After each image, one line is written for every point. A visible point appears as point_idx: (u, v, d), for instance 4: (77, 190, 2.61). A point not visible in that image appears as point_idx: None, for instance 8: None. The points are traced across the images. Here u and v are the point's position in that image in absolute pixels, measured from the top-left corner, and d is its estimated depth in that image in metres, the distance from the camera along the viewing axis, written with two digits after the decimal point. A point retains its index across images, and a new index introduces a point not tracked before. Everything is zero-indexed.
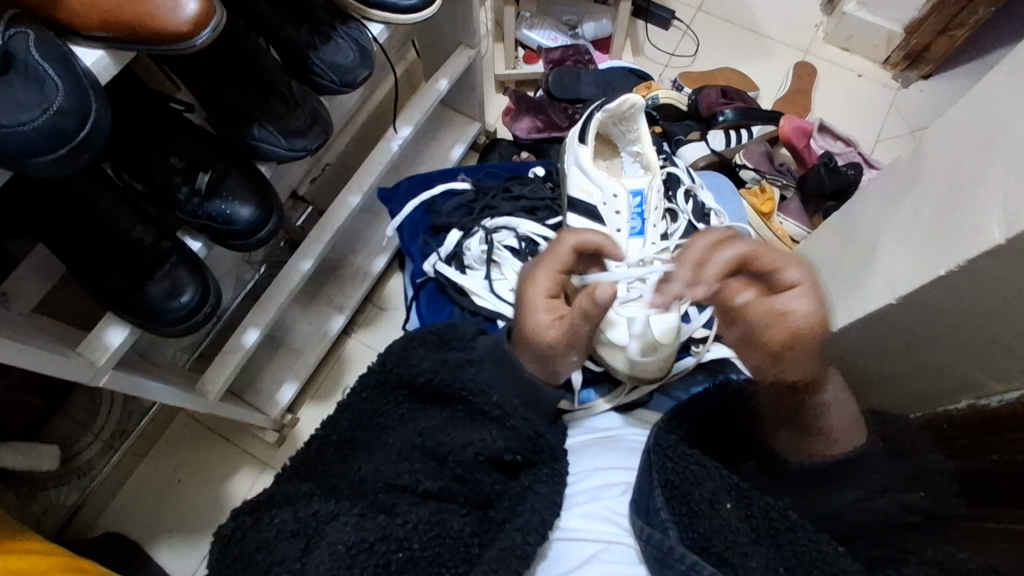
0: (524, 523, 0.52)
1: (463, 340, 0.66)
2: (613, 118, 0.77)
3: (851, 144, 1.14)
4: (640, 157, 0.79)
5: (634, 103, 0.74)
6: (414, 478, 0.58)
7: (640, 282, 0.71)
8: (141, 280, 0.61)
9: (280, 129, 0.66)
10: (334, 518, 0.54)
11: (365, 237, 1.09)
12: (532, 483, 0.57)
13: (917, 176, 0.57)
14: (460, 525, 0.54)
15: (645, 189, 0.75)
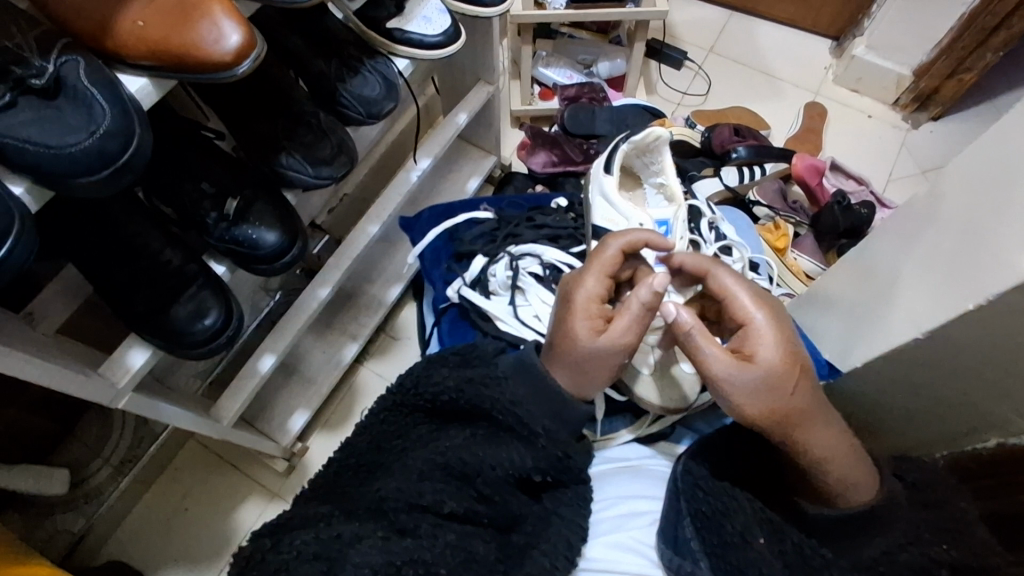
0: (552, 549, 0.53)
1: (487, 358, 0.65)
2: (636, 150, 0.79)
3: (862, 182, 1.15)
4: (663, 188, 0.81)
5: (657, 136, 0.76)
6: (437, 500, 0.56)
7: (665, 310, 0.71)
8: (166, 302, 0.62)
9: (307, 158, 0.68)
10: (357, 541, 0.53)
11: (380, 266, 1.10)
12: (556, 507, 0.58)
13: (935, 213, 0.56)
14: (484, 550, 0.54)
15: (670, 219, 0.76)
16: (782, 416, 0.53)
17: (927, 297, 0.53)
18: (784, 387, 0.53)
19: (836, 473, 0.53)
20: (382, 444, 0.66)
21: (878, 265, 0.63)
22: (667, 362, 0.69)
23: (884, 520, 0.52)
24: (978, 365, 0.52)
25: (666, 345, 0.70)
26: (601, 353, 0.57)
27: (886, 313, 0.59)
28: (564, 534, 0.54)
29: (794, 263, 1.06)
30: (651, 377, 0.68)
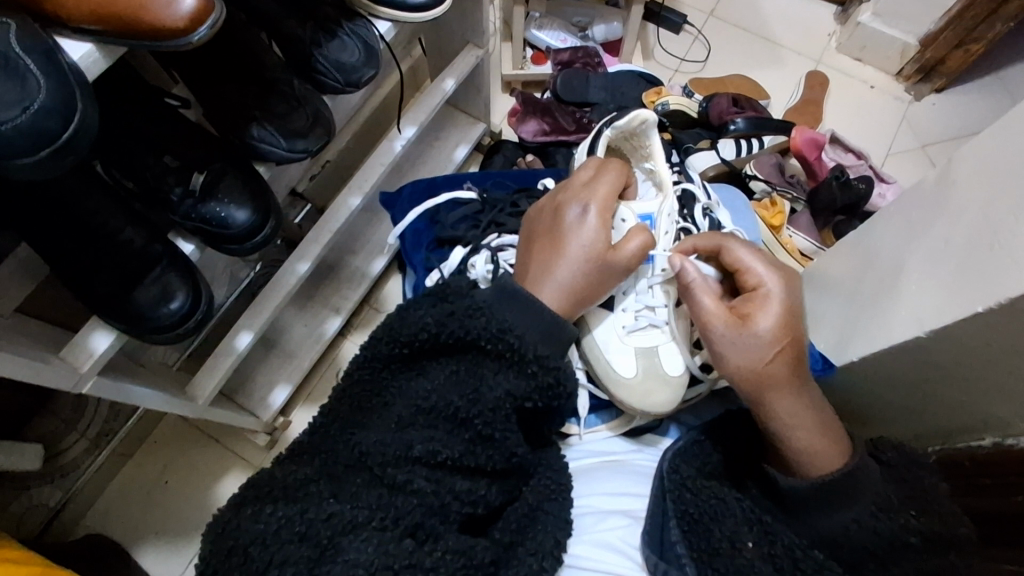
0: (538, 547, 0.51)
1: (462, 291, 0.59)
2: (623, 134, 0.75)
3: (862, 157, 1.12)
4: (652, 175, 0.76)
5: (644, 118, 0.72)
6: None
7: (649, 310, 0.69)
8: (128, 285, 0.58)
9: (281, 129, 0.64)
10: (353, 531, 0.48)
11: (363, 238, 1.06)
12: (540, 503, 0.55)
13: (945, 203, 0.53)
14: (482, 554, 0.50)
15: (655, 212, 0.71)
16: (763, 374, 0.54)
17: (934, 293, 0.51)
18: (766, 351, 0.54)
19: (803, 440, 0.53)
20: (363, 404, 0.57)
21: (881, 255, 0.60)
22: (649, 365, 0.67)
23: (851, 506, 0.50)
24: (981, 367, 0.50)
25: (647, 347, 0.68)
26: (603, 276, 0.62)
27: (888, 307, 0.56)
28: (552, 530, 0.52)
29: (789, 241, 1.02)
30: (632, 382, 0.66)
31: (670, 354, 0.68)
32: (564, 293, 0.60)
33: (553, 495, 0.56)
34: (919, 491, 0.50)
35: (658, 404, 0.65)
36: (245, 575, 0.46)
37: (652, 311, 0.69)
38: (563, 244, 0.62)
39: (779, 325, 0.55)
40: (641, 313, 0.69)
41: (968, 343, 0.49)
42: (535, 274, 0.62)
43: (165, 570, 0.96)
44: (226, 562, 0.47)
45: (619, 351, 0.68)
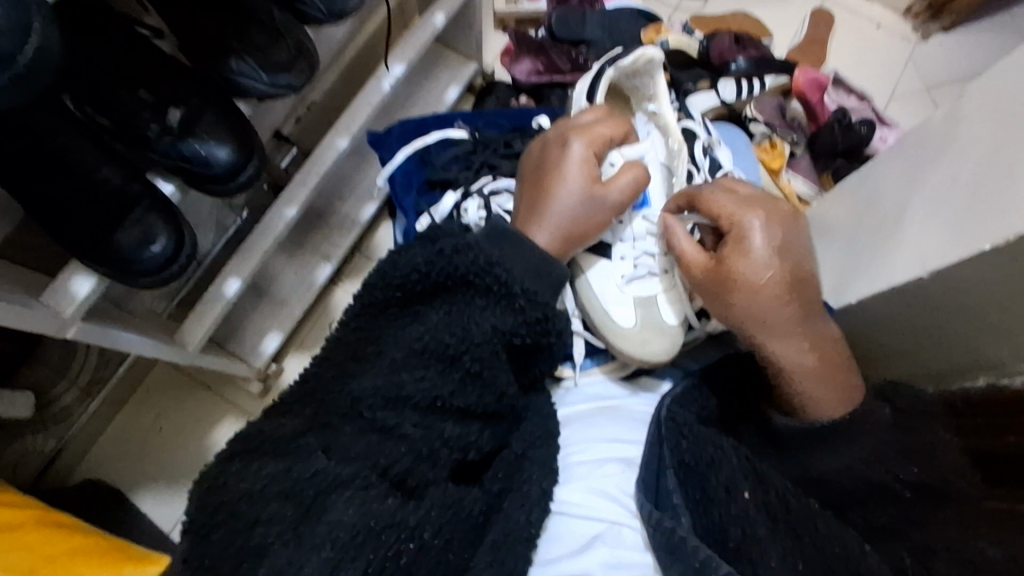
0: (526, 501, 0.52)
1: (455, 232, 0.58)
2: (626, 73, 0.73)
3: (865, 99, 1.08)
4: (655, 118, 0.74)
5: (651, 57, 0.71)
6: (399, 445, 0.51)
7: (647, 259, 0.68)
8: (107, 228, 0.56)
9: (262, 63, 0.60)
10: (337, 488, 0.48)
11: (353, 182, 1.03)
12: (525, 450, 0.56)
13: (954, 140, 0.51)
14: (472, 504, 0.51)
15: (647, 155, 0.69)
16: (750, 323, 0.56)
17: (938, 232, 0.50)
18: (750, 300, 0.55)
19: (803, 386, 0.55)
20: (358, 355, 0.56)
21: (883, 196, 0.58)
22: (646, 315, 0.66)
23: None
24: (985, 310, 0.50)
25: (645, 298, 0.67)
26: (592, 213, 0.60)
27: (889, 249, 0.55)
28: (536, 481, 0.53)
29: (787, 186, 1.01)
30: (629, 331, 0.65)
31: (667, 304, 0.67)
32: (553, 231, 0.59)
33: (541, 444, 0.56)
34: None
35: (656, 353, 0.64)
36: (237, 531, 0.46)
37: (652, 260, 0.68)
38: (551, 182, 0.61)
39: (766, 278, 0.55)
40: (640, 261, 0.68)
41: (973, 285, 0.48)
42: (525, 214, 0.61)
43: (163, 515, 0.96)
44: (211, 520, 0.47)
45: (617, 301, 0.67)
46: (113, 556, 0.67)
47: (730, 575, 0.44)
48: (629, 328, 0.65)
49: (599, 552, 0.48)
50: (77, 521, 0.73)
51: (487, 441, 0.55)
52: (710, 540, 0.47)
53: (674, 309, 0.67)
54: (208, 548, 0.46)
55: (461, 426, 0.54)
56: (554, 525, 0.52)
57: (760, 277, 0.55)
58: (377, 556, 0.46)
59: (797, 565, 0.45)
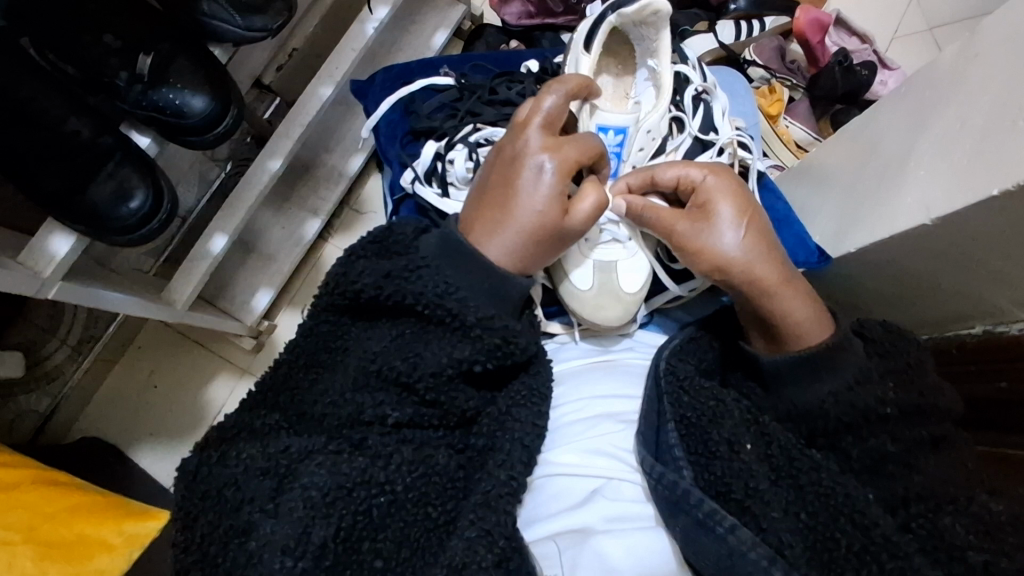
0: (506, 457, 0.50)
1: (406, 242, 0.55)
2: (632, 23, 0.66)
3: (866, 40, 1.04)
4: (655, 76, 0.68)
5: (656, 9, 0.64)
6: (379, 412, 0.52)
7: (614, 222, 0.63)
8: (82, 182, 0.54)
9: (233, 3, 0.57)
10: (308, 457, 0.49)
11: (339, 133, 1.00)
12: (510, 407, 0.53)
13: (966, 81, 0.49)
14: (445, 459, 0.51)
15: (631, 126, 0.66)
16: (755, 266, 0.54)
17: (945, 176, 0.48)
18: (746, 240, 0.54)
19: (789, 316, 0.53)
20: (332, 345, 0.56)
21: (890, 142, 0.56)
22: (605, 280, 0.62)
23: (838, 377, 0.51)
24: (988, 257, 0.49)
25: (607, 262, 0.63)
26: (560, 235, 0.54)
27: (892, 197, 0.54)
28: (518, 436, 0.51)
29: (785, 131, 0.98)
30: (585, 294, 0.62)
31: (630, 270, 0.63)
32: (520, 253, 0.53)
33: (529, 400, 0.53)
34: (914, 394, 0.50)
35: (607, 318, 0.62)
36: (221, 512, 0.47)
37: (618, 224, 0.63)
38: (512, 199, 0.53)
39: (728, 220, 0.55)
40: (606, 225, 0.63)
41: (976, 232, 0.47)
42: (480, 236, 0.54)
43: (160, 471, 0.97)
44: (200, 505, 0.48)
45: (577, 265, 0.63)
46: (112, 511, 0.68)
47: (737, 529, 0.44)
48: (583, 292, 0.62)
49: (599, 506, 0.48)
50: (77, 481, 0.72)
51: (471, 404, 0.53)
52: (713, 492, 0.48)
53: (635, 275, 0.63)
54: (206, 509, 0.48)
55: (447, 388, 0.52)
56: (550, 484, 0.51)
57: (720, 223, 0.55)
58: (346, 514, 0.46)
59: (800, 517, 0.46)
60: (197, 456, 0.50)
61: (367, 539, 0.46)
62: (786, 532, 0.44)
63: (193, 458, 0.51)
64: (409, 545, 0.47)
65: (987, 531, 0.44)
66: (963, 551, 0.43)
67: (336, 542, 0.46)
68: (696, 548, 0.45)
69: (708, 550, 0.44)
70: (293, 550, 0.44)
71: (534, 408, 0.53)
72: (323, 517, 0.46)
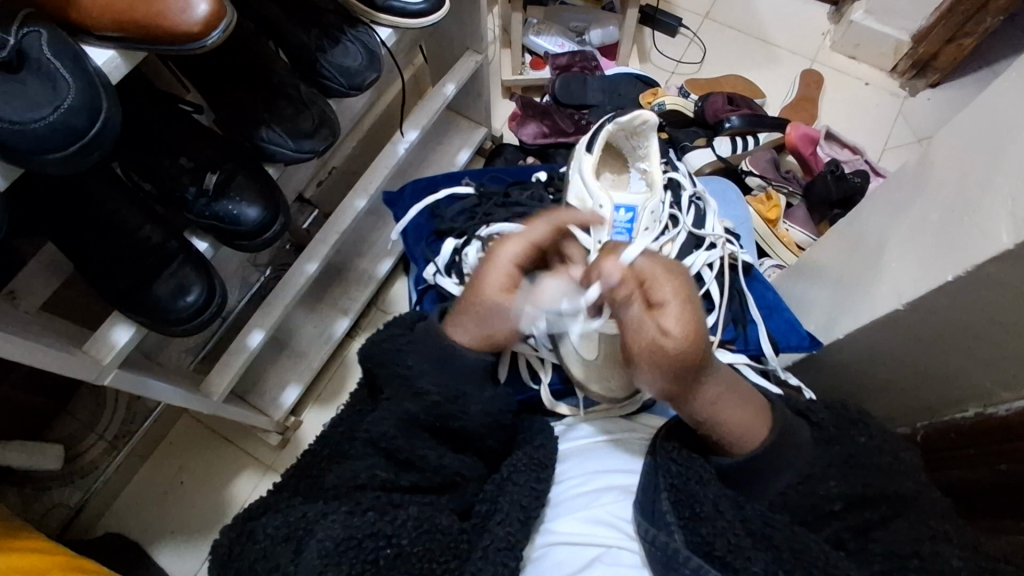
0: (505, 515, 0.52)
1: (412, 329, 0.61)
2: (624, 132, 0.75)
3: (857, 152, 1.12)
4: (646, 175, 0.76)
5: (645, 118, 0.72)
6: (369, 475, 0.57)
7: None
8: (147, 280, 0.61)
9: (287, 131, 0.67)
10: (323, 517, 0.52)
11: (370, 240, 1.09)
12: (510, 474, 0.56)
13: (924, 183, 0.55)
14: (449, 522, 0.53)
15: (638, 206, 0.74)
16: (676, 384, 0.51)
17: (911, 265, 0.53)
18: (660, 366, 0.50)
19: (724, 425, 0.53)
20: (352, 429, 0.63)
21: (867, 236, 0.62)
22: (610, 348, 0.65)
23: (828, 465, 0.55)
24: (958, 337, 0.52)
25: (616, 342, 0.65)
26: (485, 312, 0.59)
27: (869, 285, 0.59)
28: (516, 498, 0.54)
29: (785, 234, 1.05)
30: (590, 365, 0.66)
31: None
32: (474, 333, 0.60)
33: (530, 468, 0.57)
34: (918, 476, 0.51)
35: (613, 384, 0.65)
36: None
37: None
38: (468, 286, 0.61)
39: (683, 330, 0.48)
40: None
41: (947, 315, 0.51)
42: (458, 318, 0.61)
43: (182, 567, 0.98)
44: None
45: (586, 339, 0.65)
46: None
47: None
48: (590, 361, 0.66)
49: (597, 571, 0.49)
50: (102, 569, 0.74)
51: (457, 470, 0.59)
52: (701, 553, 0.49)
53: None
54: None
55: (433, 452, 0.59)
56: (553, 552, 0.52)
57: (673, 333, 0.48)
58: (356, 563, 0.49)
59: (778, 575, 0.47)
60: (228, 535, 0.53)
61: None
62: None
63: (225, 537, 0.53)
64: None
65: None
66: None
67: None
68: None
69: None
70: None
71: (534, 475, 0.56)
72: (335, 566, 0.48)
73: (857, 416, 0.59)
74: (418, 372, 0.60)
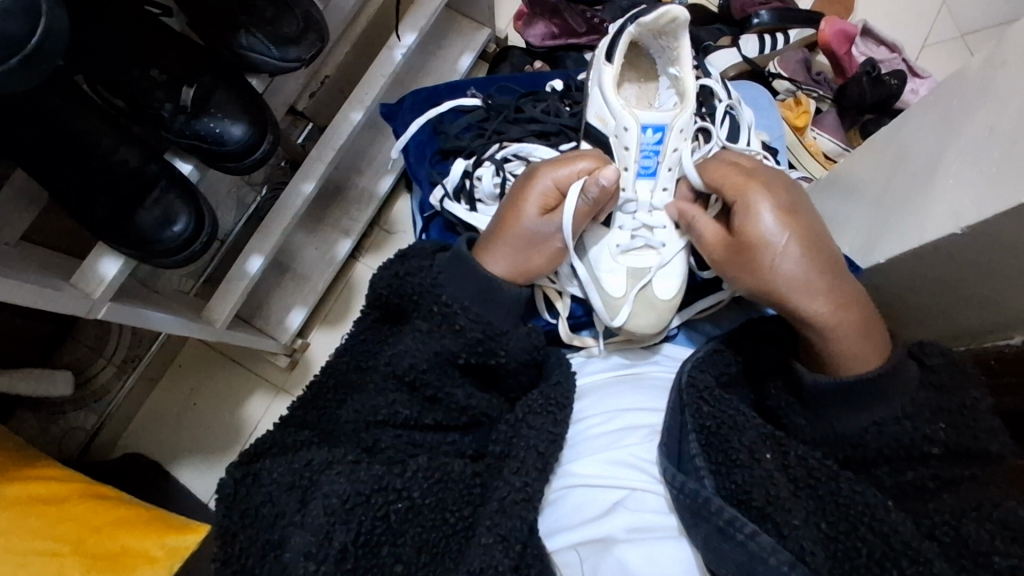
0: (521, 464, 0.51)
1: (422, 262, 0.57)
2: (651, 32, 0.67)
3: (895, 50, 1.02)
4: (677, 83, 0.68)
5: (676, 16, 0.64)
6: (392, 411, 0.56)
7: (646, 230, 0.66)
8: (130, 207, 0.57)
9: (271, 37, 0.60)
10: (328, 467, 0.51)
11: (369, 156, 1.02)
12: (526, 415, 0.55)
13: (994, 90, 0.48)
14: (461, 467, 0.53)
15: (668, 125, 0.64)
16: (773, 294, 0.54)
17: (976, 185, 0.48)
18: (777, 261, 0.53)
19: (838, 344, 0.52)
20: (361, 363, 0.60)
21: (916, 150, 0.56)
22: (638, 285, 0.64)
23: (874, 412, 0.51)
24: (1018, 263, 0.48)
25: (640, 269, 0.65)
26: (536, 245, 0.58)
27: (921, 205, 0.53)
28: (532, 444, 0.52)
29: (813, 143, 0.96)
30: (616, 300, 0.64)
31: (665, 276, 0.65)
32: (508, 262, 0.58)
33: (546, 408, 0.55)
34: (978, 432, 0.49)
35: (640, 323, 0.63)
36: (261, 527, 0.49)
37: (651, 232, 0.66)
38: (511, 214, 0.58)
39: (784, 223, 0.54)
40: (638, 232, 0.66)
41: (1010, 238, 0.46)
42: (490, 250, 0.58)
43: (201, 486, 0.99)
44: (239, 521, 0.49)
45: (610, 269, 0.65)
46: (155, 523, 0.66)
47: (756, 536, 0.44)
48: (615, 297, 0.64)
49: (619, 518, 0.48)
50: (121, 494, 0.72)
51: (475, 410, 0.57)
52: (734, 501, 0.47)
53: (671, 283, 0.65)
54: (246, 525, 0.49)
55: (447, 383, 0.57)
56: (571, 495, 0.51)
57: (774, 227, 0.54)
58: (365, 520, 0.48)
59: (821, 525, 0.46)
60: (235, 474, 0.51)
61: (385, 543, 0.48)
62: (807, 540, 0.44)
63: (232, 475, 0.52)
64: (428, 550, 0.49)
65: (1015, 537, 0.44)
66: (989, 555, 0.43)
67: (356, 546, 0.47)
68: (717, 555, 0.45)
69: (730, 557, 0.44)
70: (315, 554, 0.46)
71: (551, 416, 0.54)
72: (342, 522, 0.47)
73: (920, 351, 0.54)
74: (426, 302, 0.57)
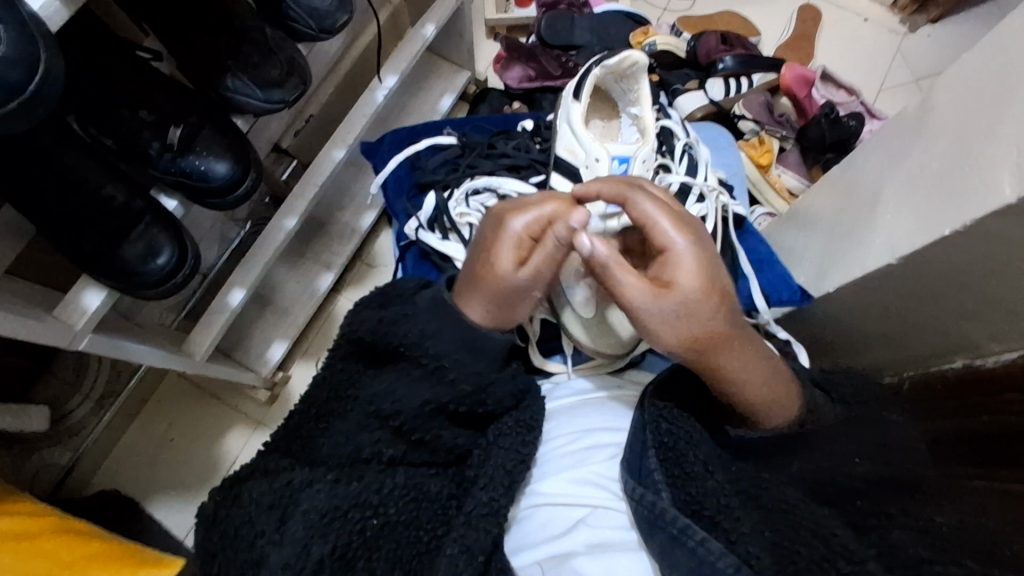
0: (489, 481, 0.53)
1: (406, 294, 0.60)
2: (613, 75, 0.71)
3: (853, 93, 1.08)
4: (638, 121, 0.72)
5: (636, 60, 0.68)
6: (376, 449, 0.56)
7: None
8: (114, 241, 0.59)
9: (255, 80, 0.63)
10: (308, 485, 0.52)
11: (351, 192, 1.06)
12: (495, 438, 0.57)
13: (922, 128, 0.54)
14: (434, 488, 0.55)
15: (631, 156, 0.69)
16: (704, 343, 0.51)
17: (908, 216, 0.53)
18: (703, 310, 0.50)
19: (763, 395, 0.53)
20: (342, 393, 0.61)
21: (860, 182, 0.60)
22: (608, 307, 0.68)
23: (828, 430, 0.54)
24: (952, 289, 0.53)
25: None
26: (514, 296, 0.58)
27: (865, 234, 0.58)
28: (501, 462, 0.54)
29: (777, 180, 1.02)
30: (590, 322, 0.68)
31: None
32: (484, 311, 0.58)
33: (517, 432, 0.56)
34: None
35: (611, 343, 0.67)
36: (235, 551, 0.49)
37: None
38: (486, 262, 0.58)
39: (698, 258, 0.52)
40: None
41: (946, 265, 0.51)
42: (472, 299, 0.59)
43: (176, 522, 0.98)
44: (217, 545, 0.50)
45: None
46: (125, 559, 0.66)
47: (706, 542, 0.46)
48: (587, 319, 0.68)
49: (580, 534, 0.50)
50: (95, 529, 0.72)
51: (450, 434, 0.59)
52: (688, 510, 0.49)
53: None
54: (222, 550, 0.50)
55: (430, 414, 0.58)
56: (538, 512, 0.53)
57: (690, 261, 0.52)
58: (343, 535, 0.49)
59: (767, 534, 0.47)
60: (213, 499, 0.52)
61: (361, 557, 0.49)
62: (759, 548, 0.46)
63: (210, 500, 0.53)
64: (402, 566, 0.49)
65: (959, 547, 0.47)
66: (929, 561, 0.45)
67: (333, 560, 0.48)
68: (670, 561, 0.46)
69: (686, 562, 0.46)
70: (293, 565, 0.47)
71: (519, 437, 0.56)
72: (321, 536, 0.49)
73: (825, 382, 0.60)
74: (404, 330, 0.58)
